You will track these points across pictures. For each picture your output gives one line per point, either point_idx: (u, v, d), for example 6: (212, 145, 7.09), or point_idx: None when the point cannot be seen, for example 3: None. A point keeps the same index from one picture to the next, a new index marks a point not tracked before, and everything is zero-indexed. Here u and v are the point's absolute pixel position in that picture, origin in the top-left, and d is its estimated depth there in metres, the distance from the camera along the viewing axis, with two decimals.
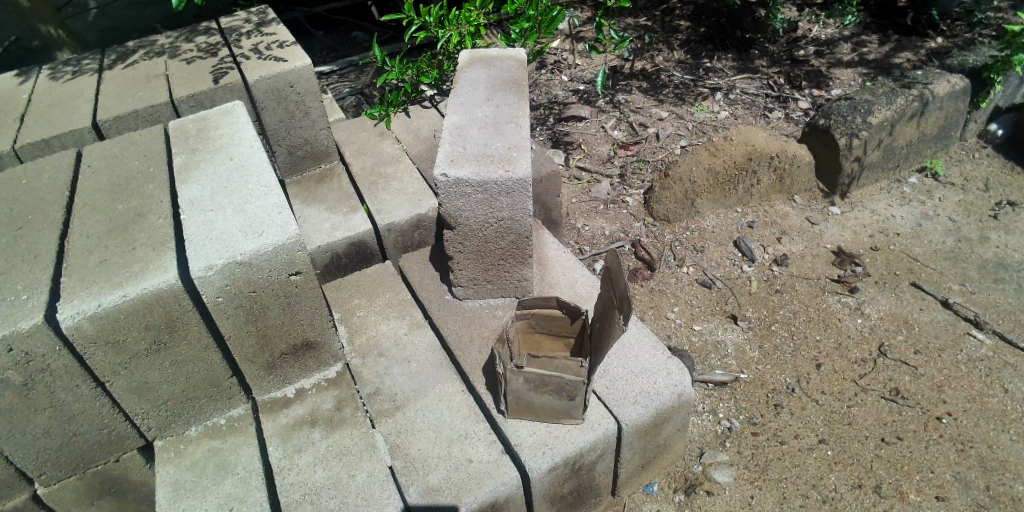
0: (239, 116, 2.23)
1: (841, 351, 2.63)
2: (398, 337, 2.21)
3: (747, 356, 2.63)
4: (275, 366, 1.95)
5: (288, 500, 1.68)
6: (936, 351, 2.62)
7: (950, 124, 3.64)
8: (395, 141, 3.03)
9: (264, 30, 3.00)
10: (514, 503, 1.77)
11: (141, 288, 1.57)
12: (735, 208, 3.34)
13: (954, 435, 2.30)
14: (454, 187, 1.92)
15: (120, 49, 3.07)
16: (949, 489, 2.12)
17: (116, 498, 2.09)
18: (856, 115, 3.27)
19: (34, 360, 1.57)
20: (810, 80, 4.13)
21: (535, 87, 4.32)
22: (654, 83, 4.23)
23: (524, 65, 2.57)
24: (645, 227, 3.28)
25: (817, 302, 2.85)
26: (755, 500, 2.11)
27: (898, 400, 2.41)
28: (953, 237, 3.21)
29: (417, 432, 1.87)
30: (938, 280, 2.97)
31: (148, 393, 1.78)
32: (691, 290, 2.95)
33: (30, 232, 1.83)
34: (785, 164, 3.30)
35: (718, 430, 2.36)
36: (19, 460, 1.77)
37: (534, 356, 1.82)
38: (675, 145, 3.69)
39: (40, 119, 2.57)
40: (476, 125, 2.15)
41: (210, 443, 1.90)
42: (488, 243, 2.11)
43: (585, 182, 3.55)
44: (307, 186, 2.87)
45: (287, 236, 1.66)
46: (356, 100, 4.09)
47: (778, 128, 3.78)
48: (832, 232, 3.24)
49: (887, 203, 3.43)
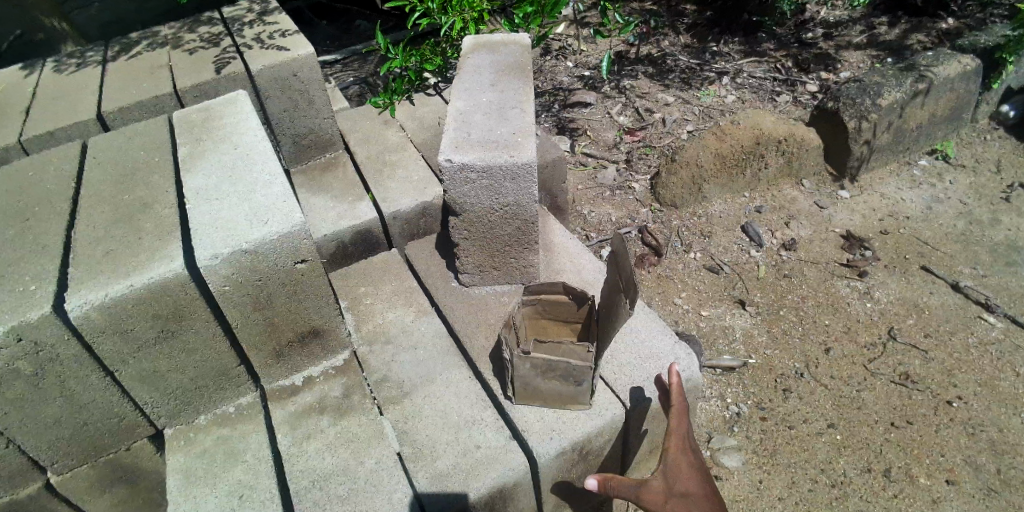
0: (243, 105, 2.22)
1: (850, 335, 2.61)
2: (405, 324, 2.21)
3: (756, 340, 2.62)
4: (283, 355, 1.95)
5: (297, 486, 1.69)
6: (946, 334, 2.60)
7: (961, 106, 3.58)
8: (399, 129, 3.02)
9: (266, 19, 2.99)
10: (522, 489, 1.77)
11: (147, 278, 1.57)
12: (742, 192, 3.30)
13: (964, 418, 2.28)
14: (458, 172, 1.91)
15: (125, 40, 3.06)
16: (960, 472, 2.11)
17: (127, 485, 2.11)
18: (866, 97, 3.23)
19: (44, 349, 1.58)
20: (819, 63, 4.07)
21: (540, 74, 4.29)
22: (661, 68, 4.18)
23: (528, 50, 2.55)
24: (652, 213, 3.25)
25: (826, 287, 2.83)
26: (764, 484, 2.12)
27: (908, 383, 2.40)
28: (964, 219, 3.17)
29: (425, 418, 1.87)
30: (949, 263, 2.93)
31: (158, 381, 1.79)
32: (699, 275, 2.94)
33: (38, 223, 1.84)
34: (794, 147, 3.26)
35: (727, 415, 2.35)
36: (32, 448, 1.78)
37: (541, 341, 1.80)
38: (682, 130, 3.65)
39: (45, 111, 2.57)
40: (481, 111, 2.13)
41: (219, 431, 1.92)
42: (495, 230, 2.11)
43: (591, 167, 3.53)
44: (313, 175, 2.87)
45: (293, 224, 1.66)
46: (360, 88, 4.06)
47: (786, 112, 3.73)
48: (841, 216, 3.21)
49: (896, 186, 3.39)
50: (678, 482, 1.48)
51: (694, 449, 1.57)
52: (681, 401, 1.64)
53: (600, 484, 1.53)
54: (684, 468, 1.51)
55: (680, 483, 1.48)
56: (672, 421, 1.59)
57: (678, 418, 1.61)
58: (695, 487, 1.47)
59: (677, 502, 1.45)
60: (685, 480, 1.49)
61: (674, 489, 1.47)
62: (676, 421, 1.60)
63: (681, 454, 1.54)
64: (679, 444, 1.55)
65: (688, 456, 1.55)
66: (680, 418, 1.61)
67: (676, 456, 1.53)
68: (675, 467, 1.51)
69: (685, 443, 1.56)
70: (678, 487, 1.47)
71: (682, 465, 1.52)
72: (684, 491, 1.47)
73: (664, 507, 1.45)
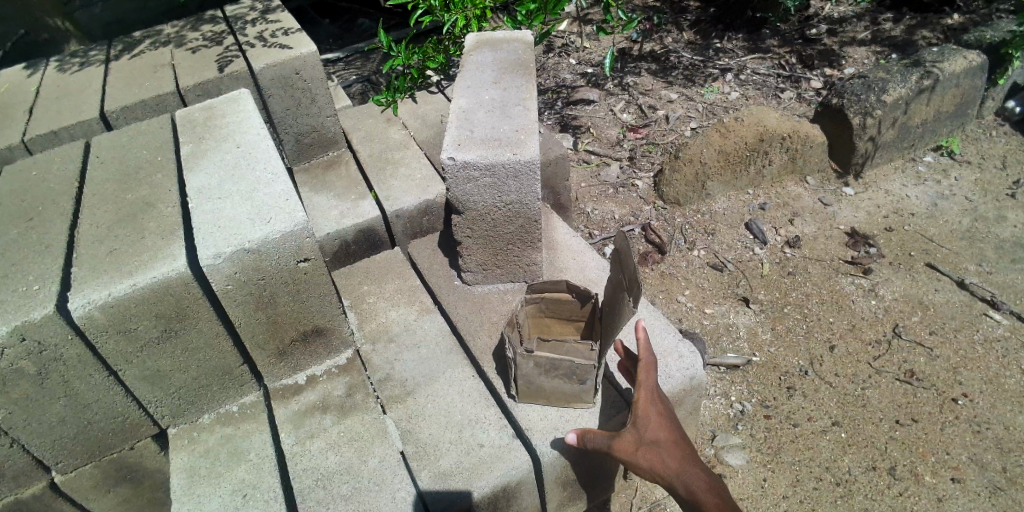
0: (245, 104, 2.22)
1: (855, 332, 2.60)
2: (408, 323, 2.20)
3: (760, 338, 2.61)
4: (286, 354, 1.95)
5: (301, 485, 1.69)
6: (952, 331, 2.58)
7: (966, 101, 3.56)
8: (402, 127, 3.01)
9: (269, 18, 2.99)
10: (526, 488, 1.77)
11: (150, 277, 1.58)
12: (746, 189, 3.29)
13: (970, 416, 2.27)
14: (462, 170, 1.91)
15: (127, 40, 3.06)
16: (965, 470, 2.10)
17: (131, 484, 2.11)
18: (871, 93, 3.22)
19: (48, 349, 1.58)
20: (823, 59, 4.04)
21: (543, 71, 4.28)
22: (664, 65, 4.16)
23: (531, 47, 2.54)
24: (655, 210, 3.24)
25: (830, 284, 2.81)
26: (768, 483, 2.11)
27: (913, 381, 2.39)
28: (969, 216, 3.14)
29: (428, 417, 1.87)
30: (955, 260, 2.91)
31: (161, 381, 1.79)
32: (703, 273, 2.93)
33: (41, 223, 1.84)
34: (798, 144, 3.24)
35: (731, 413, 2.35)
36: (36, 448, 1.79)
37: (544, 340, 1.88)
38: (686, 128, 3.63)
39: (48, 110, 2.58)
40: (484, 109, 2.12)
41: (222, 430, 1.92)
42: (498, 228, 2.10)
43: (595, 165, 3.52)
44: (316, 174, 2.86)
45: (296, 223, 1.66)
46: (363, 87, 4.05)
47: (790, 108, 3.71)
48: (846, 213, 3.19)
49: (901, 183, 3.37)
50: (649, 431, 1.53)
51: (661, 400, 1.63)
52: (648, 356, 1.68)
53: (576, 439, 1.60)
54: (653, 418, 1.56)
55: (651, 432, 1.53)
56: (640, 375, 1.63)
57: (646, 372, 1.65)
58: (665, 434, 1.53)
59: (647, 449, 1.50)
60: (655, 429, 1.54)
61: (645, 437, 1.52)
62: (645, 375, 1.64)
63: (650, 405, 1.58)
64: (648, 396, 1.60)
65: (656, 405, 1.60)
66: (648, 373, 1.65)
67: (645, 406, 1.58)
68: (645, 417, 1.56)
69: (653, 395, 1.61)
70: (649, 436, 1.52)
71: (651, 415, 1.56)
72: (654, 438, 1.52)
73: (636, 455, 1.50)
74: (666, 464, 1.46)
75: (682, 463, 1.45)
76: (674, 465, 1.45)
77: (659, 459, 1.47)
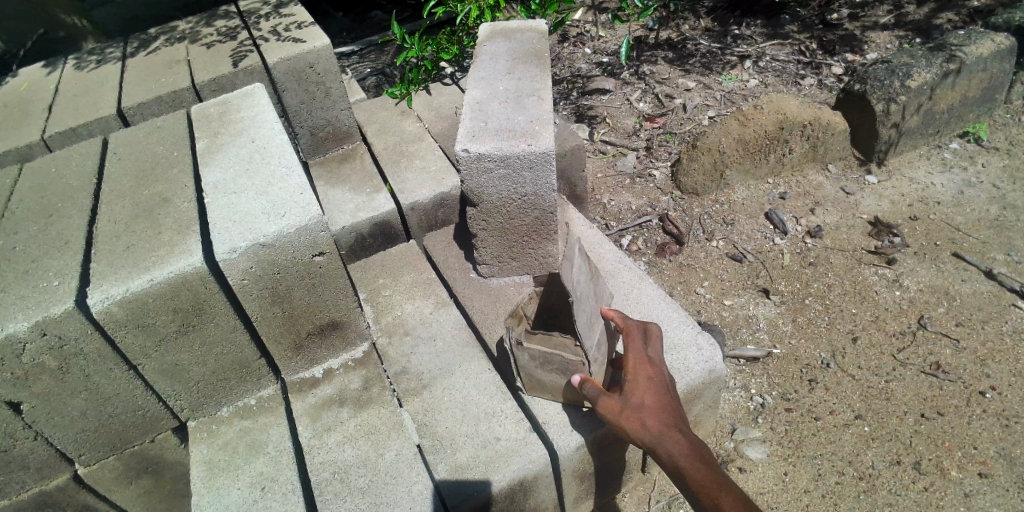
0: (260, 98, 2.21)
1: (879, 323, 2.54)
2: (424, 316, 2.20)
3: (781, 330, 2.56)
4: (303, 347, 1.95)
5: (319, 478, 1.70)
6: (979, 323, 2.51)
7: (995, 86, 3.45)
8: (416, 119, 2.99)
9: (283, 11, 2.98)
10: (542, 481, 1.76)
11: (167, 272, 1.58)
12: (765, 179, 3.23)
13: (998, 409, 2.20)
14: (476, 162, 1.89)
15: (143, 36, 3.08)
16: (993, 465, 2.04)
17: (152, 477, 2.15)
18: (894, 78, 3.14)
19: (68, 344, 1.60)
20: (845, 44, 3.94)
21: (558, 61, 4.24)
22: (681, 53, 4.10)
23: (545, 36, 2.51)
24: (673, 200, 3.20)
25: (853, 274, 2.75)
26: (789, 477, 2.08)
27: (939, 373, 2.33)
28: (998, 204, 3.04)
29: (444, 411, 1.86)
30: (982, 249, 2.83)
31: (180, 375, 1.81)
32: (721, 264, 2.88)
33: (61, 219, 1.86)
34: (819, 131, 3.17)
35: (751, 406, 2.31)
36: (58, 440, 1.82)
37: (535, 333, 1.73)
38: (703, 116, 3.57)
39: (67, 107, 2.60)
40: (498, 100, 2.09)
41: (241, 423, 1.93)
42: (513, 220, 2.08)
43: (611, 155, 3.48)
44: (331, 167, 2.86)
45: (309, 217, 1.66)
46: (377, 79, 4.04)
47: (810, 95, 3.62)
48: (868, 202, 3.12)
49: (926, 170, 3.28)
50: (635, 395, 1.47)
51: (654, 362, 1.56)
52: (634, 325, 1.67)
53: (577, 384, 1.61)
54: (641, 382, 1.50)
55: (636, 396, 1.47)
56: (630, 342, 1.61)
57: (634, 339, 1.62)
58: (649, 398, 1.46)
59: (631, 413, 1.45)
60: (642, 392, 1.47)
61: (630, 401, 1.47)
62: (631, 341, 1.61)
63: (639, 370, 1.53)
64: (637, 360, 1.55)
65: (646, 369, 1.53)
66: (635, 338, 1.62)
67: (633, 371, 1.53)
68: (632, 382, 1.50)
69: (642, 359, 1.56)
70: (634, 399, 1.47)
71: (639, 379, 1.51)
72: (639, 402, 1.46)
73: (621, 418, 1.46)
74: (646, 428, 1.40)
75: (664, 427, 1.38)
76: (655, 431, 1.39)
77: (642, 423, 1.42)
